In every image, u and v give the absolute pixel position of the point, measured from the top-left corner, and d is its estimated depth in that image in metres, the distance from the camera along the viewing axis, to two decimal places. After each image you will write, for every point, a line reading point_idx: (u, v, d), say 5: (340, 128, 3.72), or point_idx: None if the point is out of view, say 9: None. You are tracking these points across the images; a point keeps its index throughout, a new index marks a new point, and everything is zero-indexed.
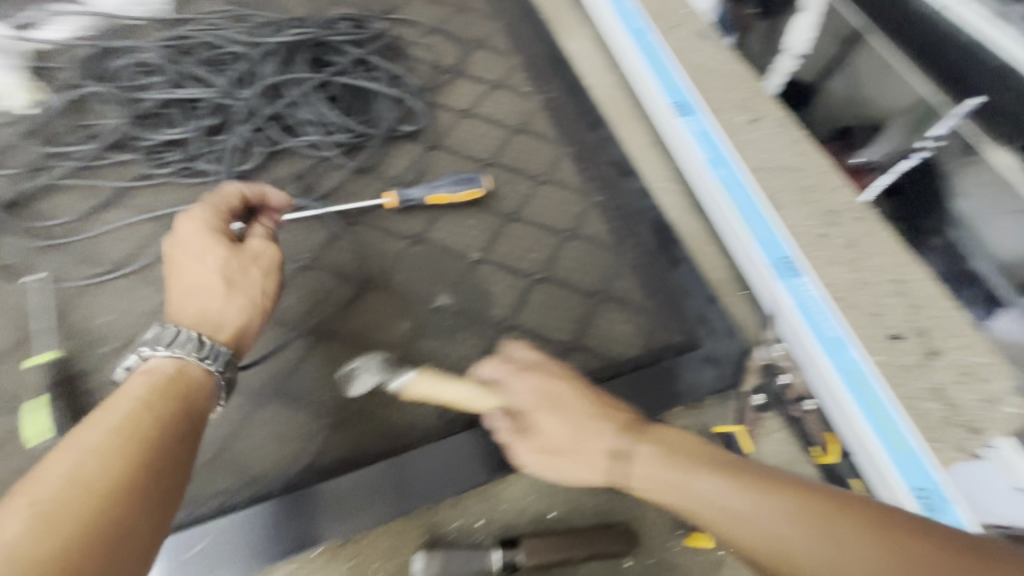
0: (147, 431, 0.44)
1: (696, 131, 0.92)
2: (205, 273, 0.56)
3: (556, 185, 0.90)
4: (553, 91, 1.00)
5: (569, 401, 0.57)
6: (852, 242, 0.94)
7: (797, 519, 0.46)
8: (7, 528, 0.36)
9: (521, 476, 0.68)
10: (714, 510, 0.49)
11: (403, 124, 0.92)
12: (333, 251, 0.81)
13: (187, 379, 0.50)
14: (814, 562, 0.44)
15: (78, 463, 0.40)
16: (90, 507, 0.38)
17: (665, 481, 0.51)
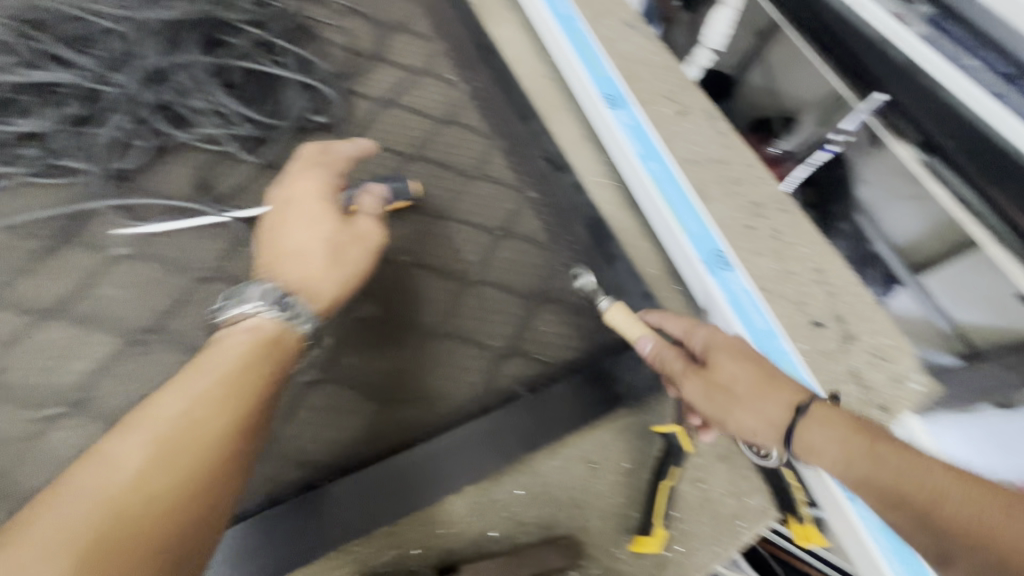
0: (247, 392, 0.49)
1: (626, 124, 0.91)
2: (319, 241, 0.62)
3: (487, 181, 0.86)
4: (480, 79, 0.94)
5: (727, 343, 0.62)
6: (776, 233, 0.97)
7: (928, 457, 0.54)
8: (131, 451, 0.43)
9: (458, 496, 0.64)
10: (853, 441, 0.55)
11: (315, 114, 0.83)
12: (237, 260, 0.71)
13: (278, 341, 0.54)
14: (918, 492, 0.52)
15: (183, 409, 0.46)
16: (191, 461, 0.44)
17: (826, 415, 0.57)
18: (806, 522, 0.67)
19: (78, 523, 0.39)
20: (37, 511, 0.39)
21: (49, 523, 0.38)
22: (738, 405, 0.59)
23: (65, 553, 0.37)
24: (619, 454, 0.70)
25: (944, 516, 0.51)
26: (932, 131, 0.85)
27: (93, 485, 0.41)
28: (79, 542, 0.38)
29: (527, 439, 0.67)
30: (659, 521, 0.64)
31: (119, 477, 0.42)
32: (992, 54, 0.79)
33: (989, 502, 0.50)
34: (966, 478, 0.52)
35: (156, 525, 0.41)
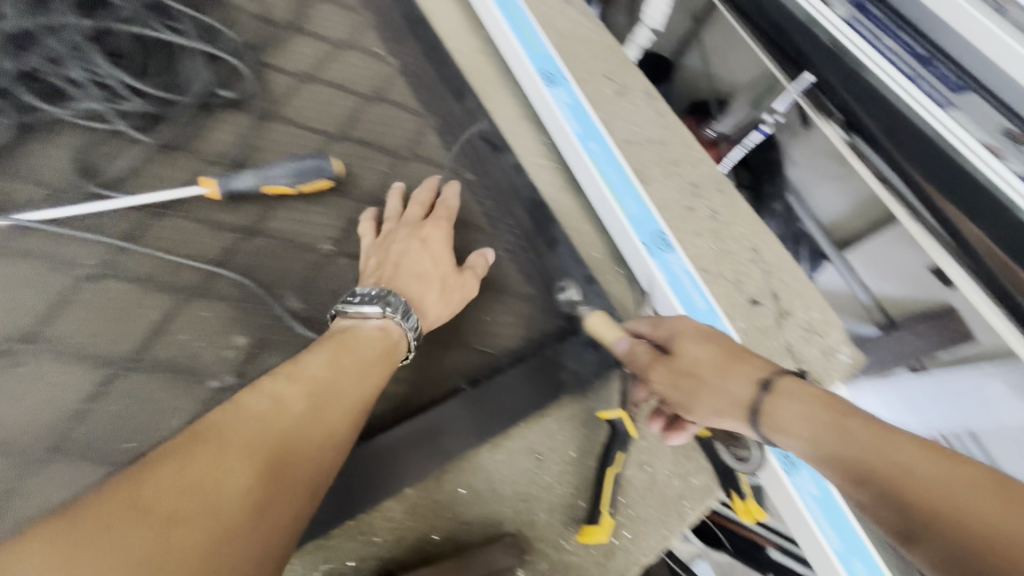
0: (380, 370, 0.55)
1: (565, 103, 0.88)
2: (434, 270, 0.66)
3: (420, 163, 0.80)
4: (410, 52, 0.88)
5: (699, 329, 0.59)
6: (715, 213, 0.98)
7: (907, 435, 0.45)
8: (282, 394, 0.47)
9: (396, 500, 0.60)
10: (823, 416, 0.48)
11: (221, 88, 0.74)
12: (132, 253, 0.63)
13: (389, 345, 0.58)
14: (866, 457, 0.44)
15: (316, 374, 0.50)
16: (330, 415, 0.48)
17: (792, 391, 0.50)
18: (747, 497, 0.68)
19: (253, 439, 0.42)
20: (213, 426, 0.42)
21: (224, 436, 0.41)
22: (705, 389, 0.55)
23: (244, 464, 0.40)
24: (565, 443, 0.68)
25: (918, 498, 0.41)
26: (853, 107, 0.88)
27: (257, 414, 0.44)
28: (254, 458, 0.41)
29: (468, 437, 0.63)
30: (606, 509, 0.62)
31: (288, 411, 0.45)
32: (909, 36, 0.84)
33: (976, 484, 0.40)
34: (951, 458, 0.42)
35: (306, 462, 0.44)
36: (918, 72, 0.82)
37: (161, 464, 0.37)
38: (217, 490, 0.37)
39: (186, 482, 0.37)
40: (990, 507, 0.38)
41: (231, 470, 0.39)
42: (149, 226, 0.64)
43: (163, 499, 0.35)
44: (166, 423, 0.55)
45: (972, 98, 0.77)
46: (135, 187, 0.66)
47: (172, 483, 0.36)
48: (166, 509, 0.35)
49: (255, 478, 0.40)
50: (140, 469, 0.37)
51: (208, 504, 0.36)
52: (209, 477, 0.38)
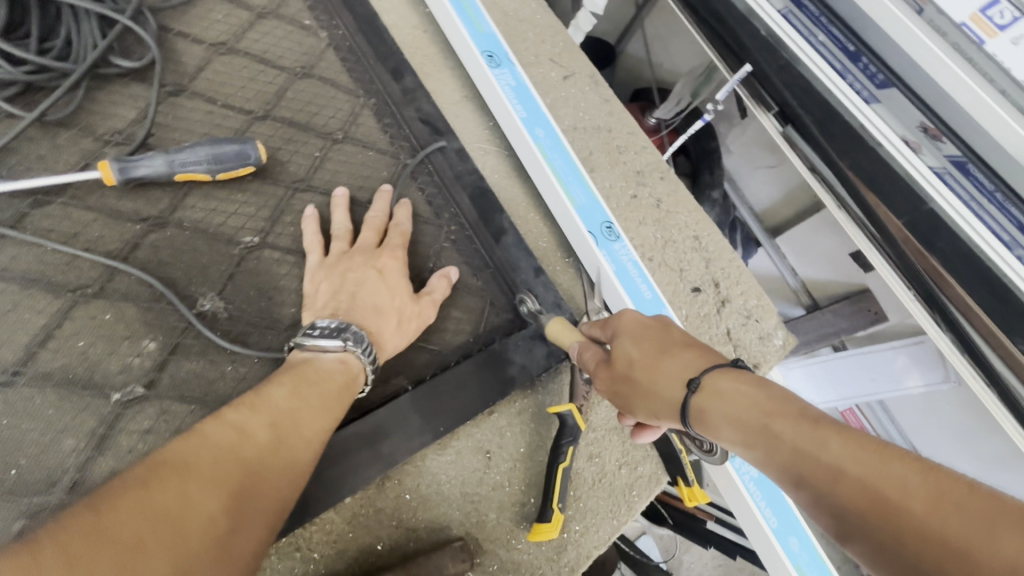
0: (344, 399, 0.49)
1: (510, 86, 0.84)
2: (391, 298, 0.61)
3: (356, 146, 0.74)
4: (342, 25, 0.81)
5: (640, 322, 0.50)
6: (659, 201, 0.99)
7: (840, 427, 0.36)
8: (249, 421, 0.39)
9: (335, 511, 0.56)
10: (752, 413, 0.40)
11: (117, 56, 0.64)
12: (7, 248, 0.53)
13: (349, 376, 0.51)
14: (793, 455, 0.37)
15: (284, 399, 0.43)
16: (297, 444, 0.41)
17: (722, 389, 0.41)
18: (692, 482, 0.68)
19: (221, 466, 0.35)
20: (174, 455, 0.34)
21: (193, 463, 0.34)
22: (639, 393, 0.47)
23: (212, 495, 0.33)
24: (514, 439, 0.66)
25: (847, 505, 0.34)
26: (788, 99, 0.90)
27: (223, 443, 0.36)
28: (221, 488, 0.34)
29: (415, 441, 0.59)
30: (556, 505, 0.61)
31: (253, 438, 0.38)
32: (840, 31, 0.88)
33: (908, 485, 0.32)
34: (885, 453, 0.34)
35: (274, 495, 0.37)
36: (847, 68, 0.85)
37: (117, 493, 0.30)
38: (183, 526, 0.30)
39: (150, 515, 0.29)
40: (921, 516, 0.31)
41: (198, 502, 0.32)
42: (29, 216, 0.55)
43: (126, 535, 0.28)
44: (57, 443, 0.48)
45: (894, 94, 0.82)
46: (11, 170, 0.57)
47: (131, 518, 0.29)
48: (130, 543, 0.28)
49: (223, 509, 0.33)
50: (91, 499, 0.29)
51: (176, 542, 0.29)
52: (175, 511, 0.30)
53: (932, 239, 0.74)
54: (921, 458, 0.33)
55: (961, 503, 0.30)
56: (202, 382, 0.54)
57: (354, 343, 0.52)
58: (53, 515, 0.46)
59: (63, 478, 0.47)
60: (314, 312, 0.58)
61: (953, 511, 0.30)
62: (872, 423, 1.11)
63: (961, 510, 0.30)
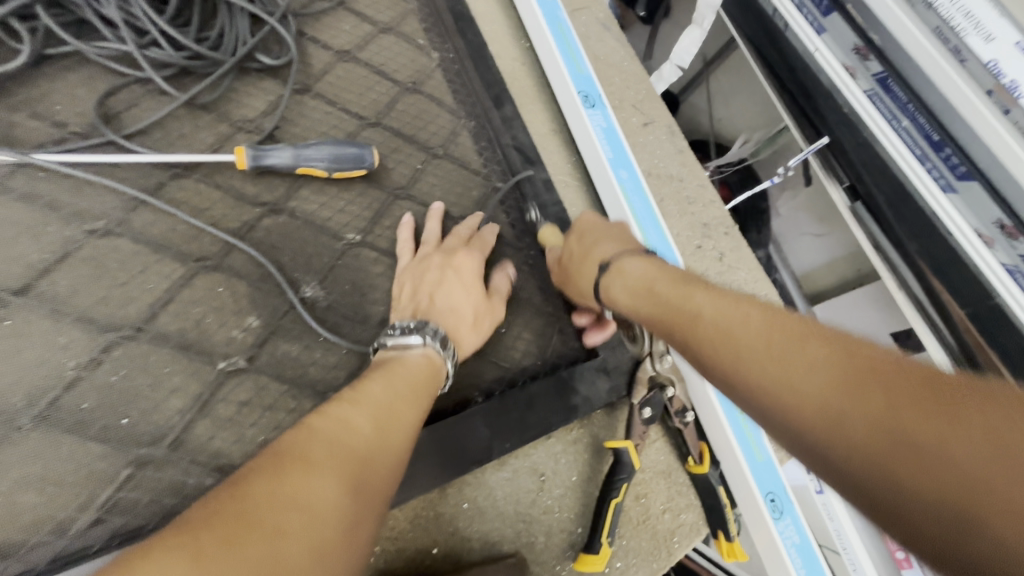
0: (430, 390, 0.52)
1: (600, 126, 0.88)
2: (466, 303, 0.63)
3: (452, 162, 0.78)
4: (453, 49, 0.86)
5: (586, 223, 0.61)
6: (721, 255, 1.01)
7: (710, 288, 0.46)
8: (351, 416, 0.42)
9: (401, 508, 0.58)
10: (644, 283, 0.50)
11: (261, 54, 0.70)
12: (144, 212, 0.57)
13: (433, 367, 0.54)
14: (671, 309, 0.47)
15: (379, 395, 0.46)
16: (400, 435, 0.44)
17: (627, 268, 0.52)
18: (733, 538, 0.69)
19: (336, 457, 0.38)
20: (292, 447, 0.38)
21: (308, 455, 0.37)
22: (569, 283, 0.61)
23: (332, 482, 0.37)
24: (567, 468, 0.68)
25: (704, 339, 0.43)
26: (864, 177, 0.93)
27: (331, 436, 0.40)
28: (338, 477, 0.37)
29: (483, 451, 0.61)
30: (605, 539, 0.62)
31: (357, 431, 0.41)
32: (925, 118, 0.84)
33: (746, 318, 0.41)
34: (738, 301, 0.43)
35: (381, 481, 0.40)
36: (927, 155, 0.84)
37: (252, 483, 0.34)
38: (310, 510, 0.34)
39: (281, 504, 0.34)
40: (758, 341, 0.40)
41: (320, 490, 0.36)
42: (167, 186, 0.60)
43: (264, 522, 0.32)
44: (165, 401, 0.51)
45: (974, 188, 0.78)
46: (156, 143, 0.62)
47: (266, 505, 0.33)
48: (269, 528, 0.32)
49: (342, 498, 0.36)
50: (230, 489, 0.34)
51: (304, 530, 0.33)
52: (301, 499, 0.34)
53: (997, 335, 0.76)
54: (770, 307, 0.43)
55: (779, 328, 0.40)
56: (296, 364, 0.57)
57: (426, 333, 0.55)
58: (156, 468, 0.49)
59: (168, 435, 0.50)
60: (404, 315, 0.61)
61: (773, 332, 0.40)
62: None
63: (789, 337, 0.39)
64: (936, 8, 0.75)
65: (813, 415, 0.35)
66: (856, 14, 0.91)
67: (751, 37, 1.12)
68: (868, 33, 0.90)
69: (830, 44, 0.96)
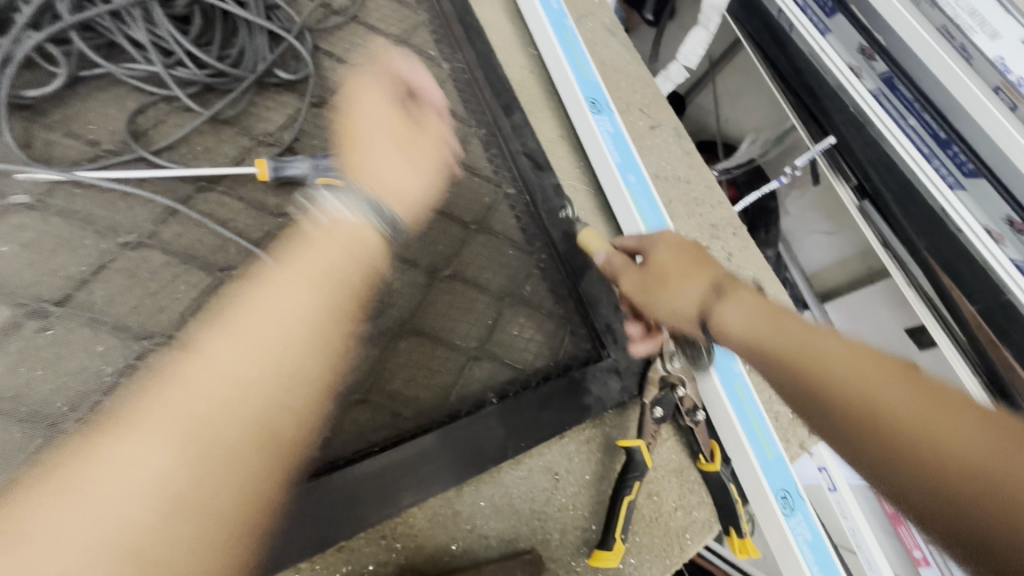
0: (321, 320, 0.55)
1: (608, 131, 0.90)
2: (389, 151, 0.70)
3: (464, 170, 0.80)
4: (463, 59, 0.88)
5: (665, 237, 0.61)
6: (730, 255, 1.02)
7: (807, 324, 0.49)
8: (214, 346, 0.50)
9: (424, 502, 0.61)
10: (759, 320, 0.49)
11: (279, 69, 0.73)
12: (173, 224, 0.60)
13: (354, 253, 0.60)
14: (771, 340, 0.47)
15: (269, 316, 0.54)
16: (238, 402, 0.48)
17: (729, 309, 0.51)
18: (744, 534, 0.70)
19: (167, 416, 0.45)
20: (144, 404, 0.47)
21: (138, 415, 0.45)
22: (665, 288, 0.56)
23: (157, 443, 0.44)
24: (580, 466, 0.69)
25: (806, 375, 0.44)
26: (870, 173, 0.92)
27: (190, 378, 0.48)
28: (168, 440, 0.44)
29: (498, 451, 0.63)
30: (619, 535, 0.64)
31: (199, 378, 0.48)
32: (932, 117, 0.85)
33: (843, 354, 0.44)
34: (834, 338, 0.46)
35: (232, 428, 0.47)
36: (934, 152, 0.85)
37: (102, 436, 0.45)
38: (173, 465, 0.43)
39: (77, 476, 0.41)
40: (870, 372, 0.42)
41: (144, 448, 0.43)
42: (193, 199, 0.63)
43: (77, 487, 0.40)
44: None
45: (983, 185, 0.80)
46: (182, 157, 0.65)
47: (80, 476, 0.41)
48: (79, 489, 0.41)
49: (170, 455, 0.43)
50: (97, 432, 0.46)
51: (92, 482, 0.41)
52: (124, 468, 0.42)
53: (1008, 330, 0.76)
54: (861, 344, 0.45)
55: (885, 364, 0.43)
56: None
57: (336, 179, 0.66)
58: None
59: None
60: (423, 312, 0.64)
61: (874, 365, 0.42)
62: None
63: (905, 374, 0.42)
64: (942, 7, 0.76)
65: (915, 450, 0.37)
66: (861, 15, 0.93)
67: (756, 40, 1.14)
68: (872, 34, 0.92)
69: (836, 46, 0.97)
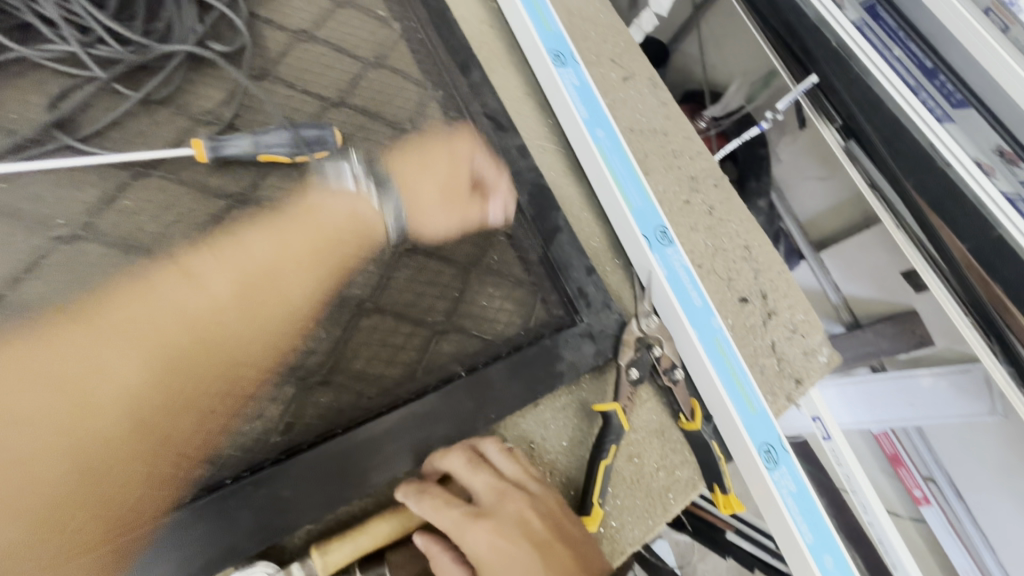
0: (320, 216, 0.65)
1: (572, 84, 0.85)
2: None
3: (420, 136, 0.76)
4: (415, 15, 0.83)
5: (495, 529, 0.56)
6: (711, 208, 0.98)
7: None
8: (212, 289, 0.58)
9: (321, 560, 0.52)
10: None
11: (212, 41, 0.69)
12: (109, 215, 0.58)
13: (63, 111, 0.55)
14: None
15: (201, 304, 0.57)
16: (272, 290, 0.61)
17: None
18: (728, 490, 0.70)
19: (148, 338, 0.54)
20: (141, 331, 0.54)
21: (153, 337, 0.54)
22: None
23: (137, 358, 0.53)
24: (556, 433, 0.69)
25: None
26: (854, 113, 0.86)
27: (173, 310, 0.56)
28: (156, 358, 0.54)
29: (469, 425, 0.62)
30: (597, 500, 0.63)
31: (225, 284, 0.58)
32: (917, 46, 0.83)
33: None
34: None
35: (212, 367, 0.55)
36: (921, 84, 0.82)
37: (87, 395, 0.51)
38: (130, 374, 0.52)
39: (76, 388, 0.50)
40: None
41: (120, 366, 0.52)
42: (129, 186, 0.60)
43: (76, 398, 0.50)
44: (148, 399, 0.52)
45: (972, 114, 0.77)
46: (113, 143, 0.61)
47: (83, 384, 0.51)
48: (84, 402, 0.50)
49: (145, 367, 0.53)
50: (62, 343, 0.51)
51: (92, 395, 0.51)
52: (96, 376, 0.51)
53: (997, 267, 0.70)
54: None
55: None
56: (274, 352, 0.58)
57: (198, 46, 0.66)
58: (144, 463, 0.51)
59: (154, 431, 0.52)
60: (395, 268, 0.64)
61: None
62: (907, 449, 1.10)
63: None
64: None
65: None
66: None
67: None
68: None
69: None
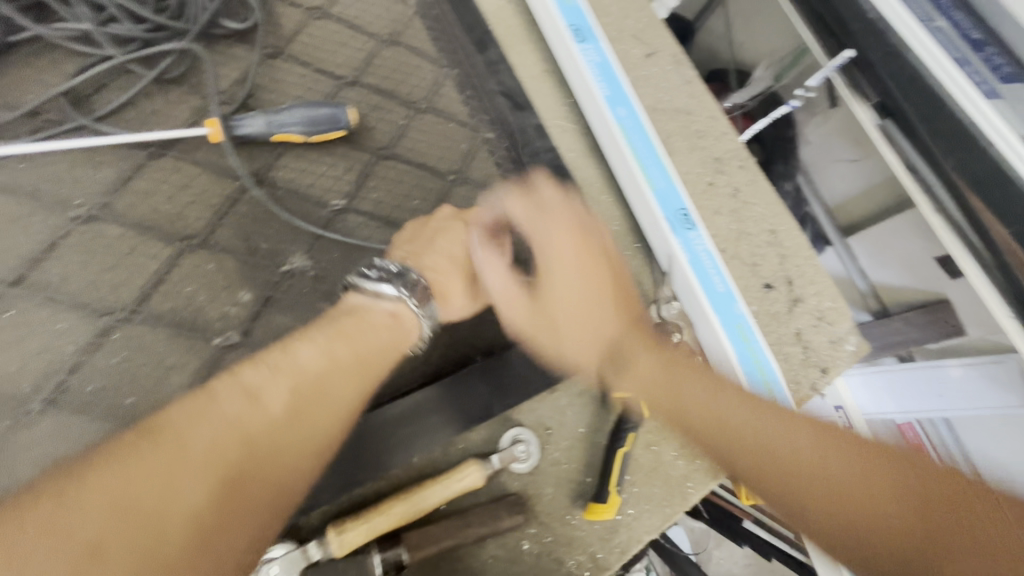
0: (386, 352, 0.58)
1: (593, 61, 0.82)
2: None
3: (434, 115, 0.74)
4: None
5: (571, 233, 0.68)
6: (736, 191, 0.95)
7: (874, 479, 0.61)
8: (268, 402, 0.51)
9: (337, 539, 0.51)
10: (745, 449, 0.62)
11: (225, 19, 0.68)
12: (125, 195, 0.59)
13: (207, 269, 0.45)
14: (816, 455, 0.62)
15: (243, 420, 0.49)
16: (318, 419, 0.51)
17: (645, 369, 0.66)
18: None
19: (215, 443, 0.47)
20: (182, 437, 0.46)
21: (205, 447, 0.46)
22: (547, 330, 0.66)
23: (198, 481, 0.45)
24: (573, 420, 0.66)
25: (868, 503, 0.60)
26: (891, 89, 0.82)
27: (229, 417, 0.49)
28: (210, 475, 0.46)
29: (482, 410, 0.62)
30: (614, 487, 0.61)
31: (263, 415, 0.50)
32: (963, 18, 0.77)
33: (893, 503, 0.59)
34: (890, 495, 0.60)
35: (266, 489, 0.47)
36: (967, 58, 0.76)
37: (106, 462, 0.44)
38: (180, 501, 0.44)
39: (119, 489, 0.42)
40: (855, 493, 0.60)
41: (180, 485, 0.44)
42: (145, 167, 0.60)
43: (94, 507, 0.41)
44: (166, 377, 0.53)
45: None
46: (129, 124, 0.62)
47: (119, 496, 0.42)
48: (108, 511, 0.41)
49: (207, 494, 0.45)
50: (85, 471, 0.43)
51: (140, 517, 0.42)
52: (152, 487, 0.43)
53: None
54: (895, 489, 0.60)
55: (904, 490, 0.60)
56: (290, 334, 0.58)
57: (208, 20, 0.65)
58: None
59: None
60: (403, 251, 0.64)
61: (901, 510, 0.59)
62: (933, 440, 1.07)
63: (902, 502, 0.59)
64: None
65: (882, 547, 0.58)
66: None
67: None
68: None
69: None
